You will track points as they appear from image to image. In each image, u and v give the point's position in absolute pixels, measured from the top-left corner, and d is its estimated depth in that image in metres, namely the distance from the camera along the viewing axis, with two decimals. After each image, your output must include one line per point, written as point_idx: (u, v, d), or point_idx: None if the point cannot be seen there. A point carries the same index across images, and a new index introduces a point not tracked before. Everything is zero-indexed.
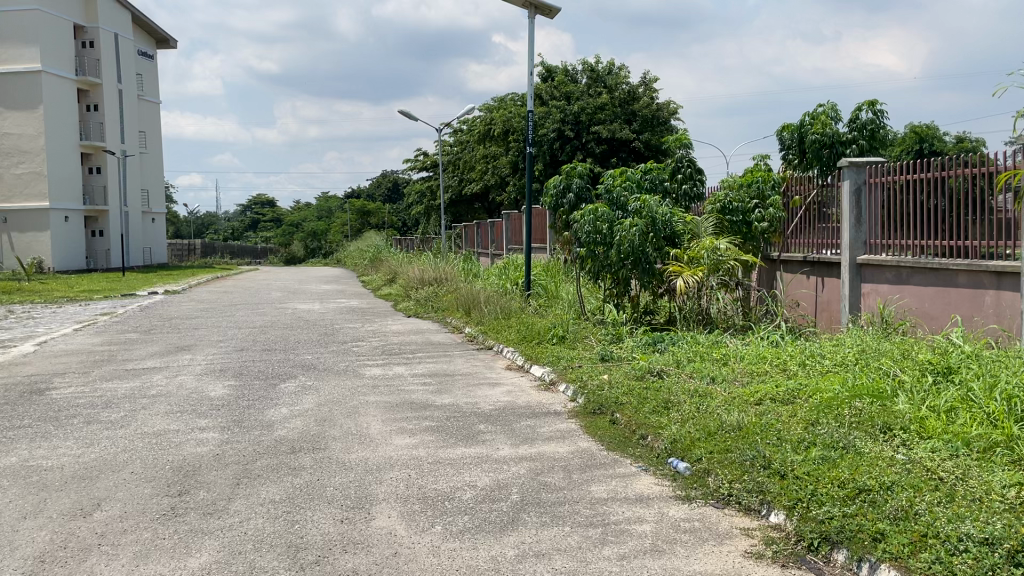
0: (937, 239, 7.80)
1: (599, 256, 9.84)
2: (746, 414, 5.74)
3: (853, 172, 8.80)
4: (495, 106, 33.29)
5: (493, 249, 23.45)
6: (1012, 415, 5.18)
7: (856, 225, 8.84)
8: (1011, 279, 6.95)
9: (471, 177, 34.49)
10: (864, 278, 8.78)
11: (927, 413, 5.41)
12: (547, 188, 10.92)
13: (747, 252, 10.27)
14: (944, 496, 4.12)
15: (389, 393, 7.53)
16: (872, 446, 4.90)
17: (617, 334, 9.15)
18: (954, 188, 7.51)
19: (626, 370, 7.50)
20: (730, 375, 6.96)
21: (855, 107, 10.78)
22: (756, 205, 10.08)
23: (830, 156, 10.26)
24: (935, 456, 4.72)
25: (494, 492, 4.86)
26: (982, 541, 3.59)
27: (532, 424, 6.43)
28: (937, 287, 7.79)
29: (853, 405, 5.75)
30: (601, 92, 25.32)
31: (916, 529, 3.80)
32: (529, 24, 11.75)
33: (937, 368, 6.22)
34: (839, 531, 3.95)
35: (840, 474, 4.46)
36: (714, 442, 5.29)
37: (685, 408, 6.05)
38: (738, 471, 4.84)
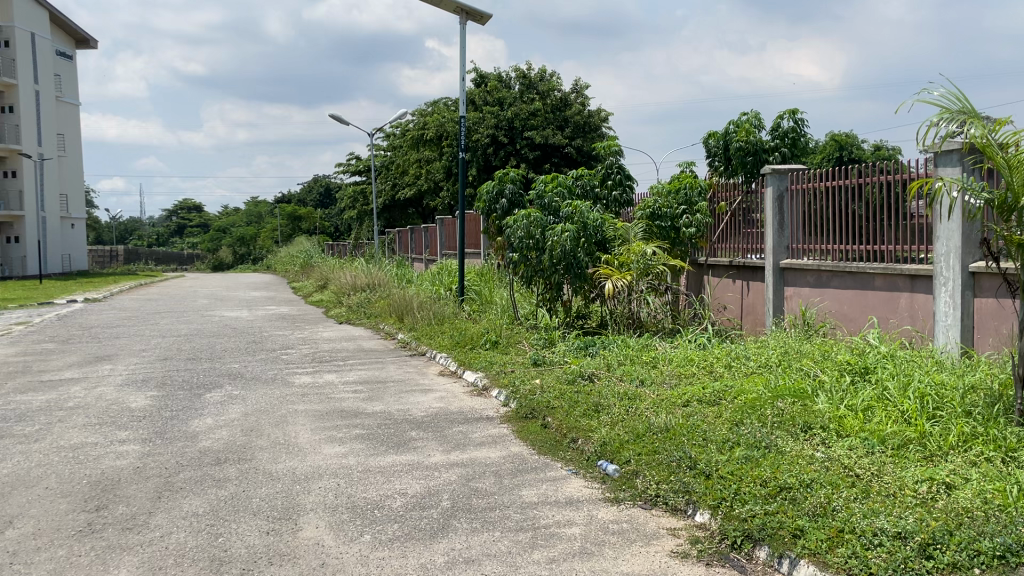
0: (856, 243, 8.08)
1: (531, 261, 9.91)
2: (673, 416, 5.85)
3: (777, 178, 9.02)
4: (428, 110, 33.17)
5: (426, 254, 23.37)
6: (924, 412, 5.41)
7: (779, 231, 9.09)
8: (924, 282, 7.25)
9: (403, 182, 34.32)
10: (787, 282, 9.06)
11: (845, 412, 5.59)
12: (480, 193, 10.90)
13: (676, 256, 10.47)
14: (860, 492, 4.27)
15: (319, 401, 7.43)
16: (792, 446, 5.04)
17: (549, 338, 9.21)
18: (871, 194, 7.79)
19: (557, 374, 7.54)
20: (659, 378, 7.08)
21: (776, 116, 11.06)
22: (684, 211, 10.19)
23: (754, 162, 10.50)
24: (852, 453, 4.89)
25: (424, 499, 4.83)
26: (895, 535, 3.74)
27: (464, 429, 6.43)
28: (856, 290, 8.08)
29: (775, 405, 5.91)
30: (535, 98, 25.44)
31: (833, 525, 3.93)
32: (461, 30, 11.75)
33: (855, 368, 6.45)
34: (761, 529, 4.05)
35: (761, 473, 4.59)
36: (642, 444, 5.39)
37: (615, 411, 6.14)
38: (665, 472, 4.93)
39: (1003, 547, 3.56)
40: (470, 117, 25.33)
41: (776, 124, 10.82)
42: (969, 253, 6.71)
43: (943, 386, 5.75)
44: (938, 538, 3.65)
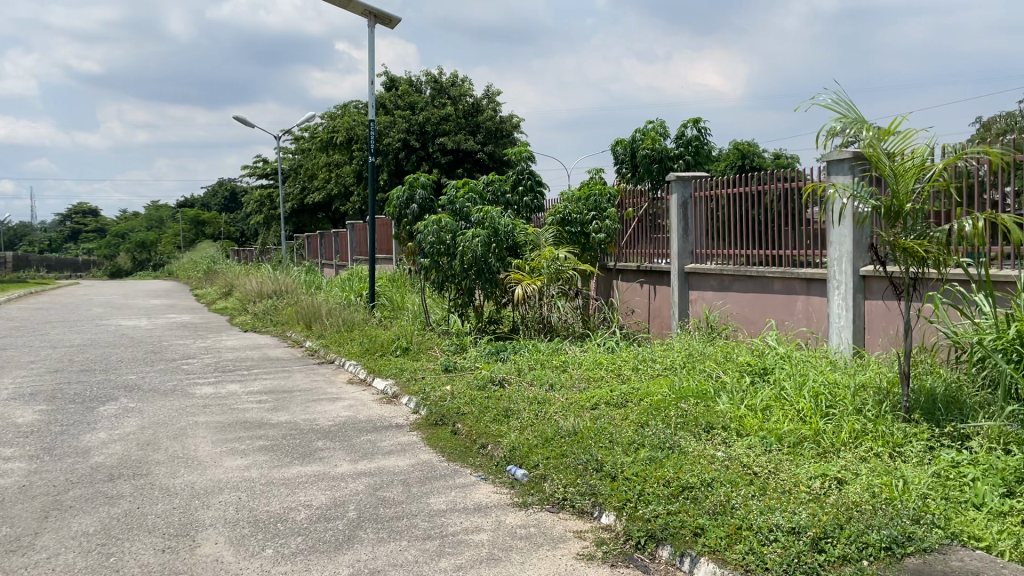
0: (756, 248, 8.36)
1: (443, 267, 9.90)
2: (582, 419, 5.91)
3: (680, 185, 9.25)
4: (338, 113, 32.67)
5: (336, 259, 23.00)
6: (818, 410, 5.64)
7: (683, 236, 9.33)
8: (819, 285, 7.57)
9: (312, 186, 33.70)
10: (692, 286, 9.31)
11: (745, 412, 5.78)
12: (390, 198, 10.80)
13: (586, 262, 10.61)
14: (757, 489, 4.41)
15: (221, 412, 7.20)
16: (694, 445, 5.18)
17: (461, 344, 9.18)
18: (770, 201, 8.07)
19: (468, 381, 7.51)
20: (569, 382, 7.15)
21: (680, 125, 11.34)
22: (594, 217, 10.35)
23: (659, 170, 10.75)
24: (751, 451, 5.05)
25: (330, 510, 4.74)
26: (789, 530, 3.89)
27: (372, 438, 6.33)
28: (755, 293, 8.38)
29: (679, 406, 6.06)
30: (446, 103, 25.33)
31: (732, 521, 4.05)
32: (369, 33, 11.62)
33: (754, 369, 6.69)
34: (663, 528, 4.14)
35: (664, 474, 4.69)
36: (550, 448, 5.43)
37: (524, 415, 6.17)
38: (573, 475, 4.97)
39: (889, 539, 3.76)
40: (380, 121, 25.06)
41: (680, 133, 11.09)
42: (859, 258, 7.03)
43: (836, 384, 6.01)
44: (829, 532, 3.82)
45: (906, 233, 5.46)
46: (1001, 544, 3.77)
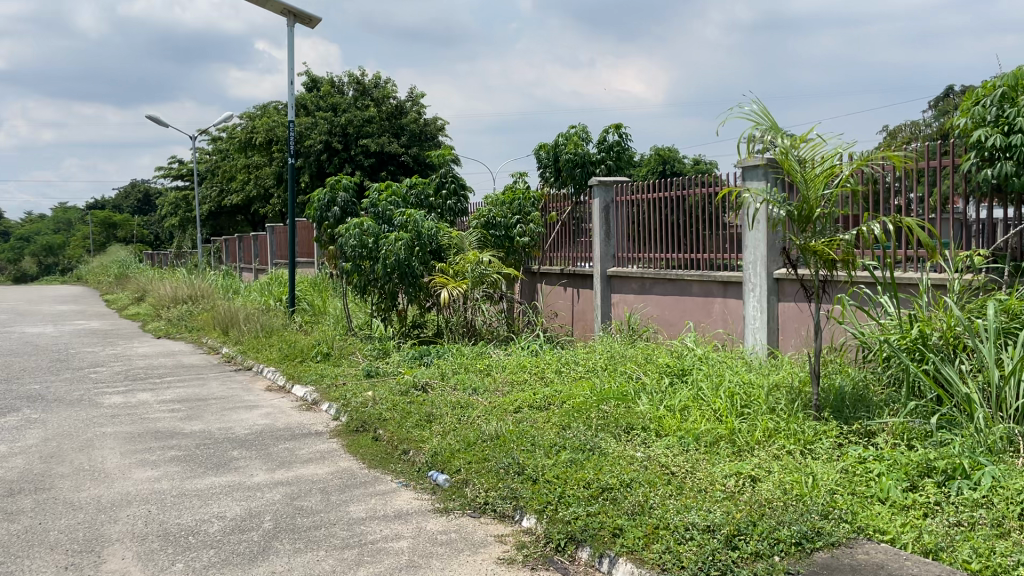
0: (676, 251, 8.53)
1: (365, 271, 9.79)
2: (504, 423, 5.91)
3: (603, 190, 9.36)
4: (258, 113, 31.97)
5: (256, 263, 22.47)
6: (734, 410, 5.78)
7: (606, 240, 9.46)
8: (735, 288, 7.78)
9: (230, 188, 32.82)
10: (614, 289, 9.46)
11: (664, 412, 5.89)
12: (311, 201, 10.60)
13: (510, 265, 10.63)
14: (674, 489, 4.48)
15: (131, 422, 6.94)
16: (614, 446, 5.25)
17: (384, 349, 9.09)
18: (689, 206, 8.24)
19: (390, 386, 7.42)
20: (492, 386, 7.14)
21: (602, 130, 11.45)
22: (518, 221, 10.40)
23: (581, 174, 10.75)
24: (669, 451, 5.14)
25: (244, 522, 4.61)
26: (704, 528, 3.97)
27: (291, 446, 6.20)
28: (675, 296, 8.56)
29: (600, 408, 6.12)
30: (369, 105, 25.01)
31: (649, 521, 4.11)
32: (288, 33, 11.40)
33: (673, 370, 6.83)
34: (583, 530, 4.17)
35: (585, 476, 4.72)
36: (473, 452, 5.41)
37: (447, 420, 6.13)
38: (495, 479, 4.96)
39: (799, 534, 3.88)
40: (301, 122, 24.60)
41: (602, 138, 11.18)
42: (772, 261, 7.24)
43: (751, 384, 6.18)
44: (743, 529, 3.92)
45: (815, 236, 5.64)
46: (904, 536, 3.93)
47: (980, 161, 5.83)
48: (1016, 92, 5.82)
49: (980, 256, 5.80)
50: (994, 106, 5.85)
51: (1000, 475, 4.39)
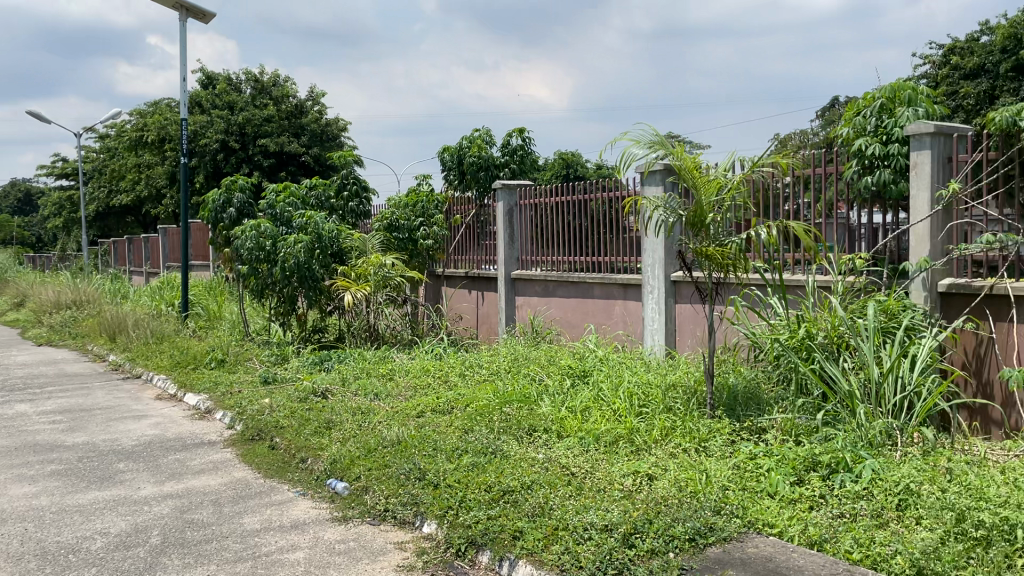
0: (578, 255, 8.65)
1: (262, 274, 9.52)
2: (406, 429, 5.83)
3: (506, 193, 9.41)
4: (149, 111, 30.68)
5: (147, 266, 21.55)
6: (632, 410, 5.89)
7: (509, 243, 9.50)
8: (635, 291, 7.94)
9: (119, 188, 31.36)
10: (518, 292, 9.52)
11: (567, 414, 5.95)
12: (205, 201, 10.24)
13: (414, 268, 10.54)
14: (574, 490, 4.53)
15: (6, 436, 6.52)
16: (516, 449, 5.26)
17: (282, 354, 8.86)
18: (591, 210, 8.37)
19: (288, 393, 7.23)
20: (394, 391, 7.05)
21: (505, 134, 11.49)
22: (421, 223, 10.31)
23: (486, 178, 10.70)
24: (569, 452, 5.19)
25: (129, 537, 4.40)
26: (603, 527, 4.02)
27: (181, 457, 5.96)
28: (577, 298, 8.68)
29: (502, 411, 6.12)
30: (267, 104, 24.32)
31: (549, 523, 4.13)
32: (182, 28, 10.99)
33: (575, 372, 6.92)
34: (484, 533, 4.16)
35: (486, 479, 4.72)
36: (373, 459, 5.32)
37: (347, 427, 6.02)
38: (395, 485, 4.89)
39: (693, 531, 3.98)
40: (195, 120, 23.71)
41: (506, 143, 11.19)
42: (670, 264, 7.44)
43: (649, 384, 6.32)
44: (639, 527, 3.99)
45: (707, 242, 5.81)
46: (791, 529, 4.08)
47: (861, 169, 6.13)
48: (893, 104, 6.22)
49: (861, 259, 6.09)
50: (874, 117, 6.20)
51: (879, 467, 4.62)
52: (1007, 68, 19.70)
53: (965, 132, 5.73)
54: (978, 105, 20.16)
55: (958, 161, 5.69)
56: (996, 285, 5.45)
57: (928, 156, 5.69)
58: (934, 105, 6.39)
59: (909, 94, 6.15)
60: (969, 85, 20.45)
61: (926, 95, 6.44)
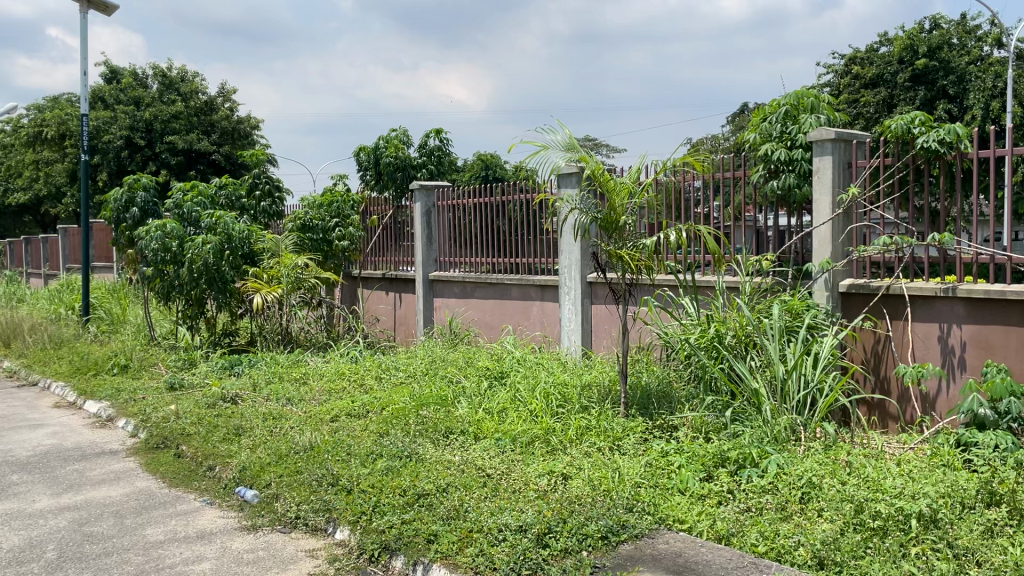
0: (496, 256, 8.66)
1: (169, 276, 9.19)
2: (319, 433, 5.71)
3: (424, 194, 9.35)
4: (47, 106, 29.27)
5: (46, 267, 20.53)
6: (549, 410, 5.93)
7: (427, 243, 9.45)
8: (552, 292, 8.00)
9: (15, 185, 29.79)
10: (435, 293, 9.47)
11: (484, 415, 5.95)
12: (107, 200, 9.83)
13: (329, 270, 10.37)
14: (489, 491, 4.52)
15: None
16: (432, 452, 5.22)
17: (190, 359, 8.57)
18: (509, 212, 8.39)
19: (196, 399, 7.00)
20: (308, 395, 6.91)
21: (423, 135, 11.36)
22: (336, 224, 10.14)
23: (403, 178, 10.38)
24: (485, 454, 5.18)
25: (22, 553, 4.18)
26: (517, 528, 4.02)
27: (80, 468, 5.69)
28: (495, 299, 8.69)
29: (418, 414, 6.06)
30: (176, 99, 23.48)
31: (463, 525, 4.11)
32: (82, 19, 10.53)
33: (493, 373, 6.93)
34: (397, 538, 4.11)
35: (401, 483, 4.67)
36: (283, 465, 5.19)
37: (257, 433, 5.85)
38: (307, 492, 4.78)
39: (606, 528, 4.03)
40: (98, 115, 22.73)
41: (424, 144, 11.05)
42: (586, 265, 7.52)
43: (565, 384, 6.38)
44: (553, 527, 4.01)
45: (619, 242, 5.91)
46: (700, 524, 4.18)
47: (767, 173, 6.35)
48: (797, 110, 6.45)
49: (767, 260, 6.28)
50: (779, 123, 6.41)
51: (784, 462, 4.78)
52: (904, 77, 20.74)
53: (863, 139, 5.99)
54: (878, 113, 21.17)
55: (857, 166, 5.95)
56: (893, 285, 5.69)
57: (830, 161, 5.91)
58: (835, 112, 6.64)
59: (812, 102, 6.36)
60: (869, 94, 21.44)
61: (828, 103, 6.69)
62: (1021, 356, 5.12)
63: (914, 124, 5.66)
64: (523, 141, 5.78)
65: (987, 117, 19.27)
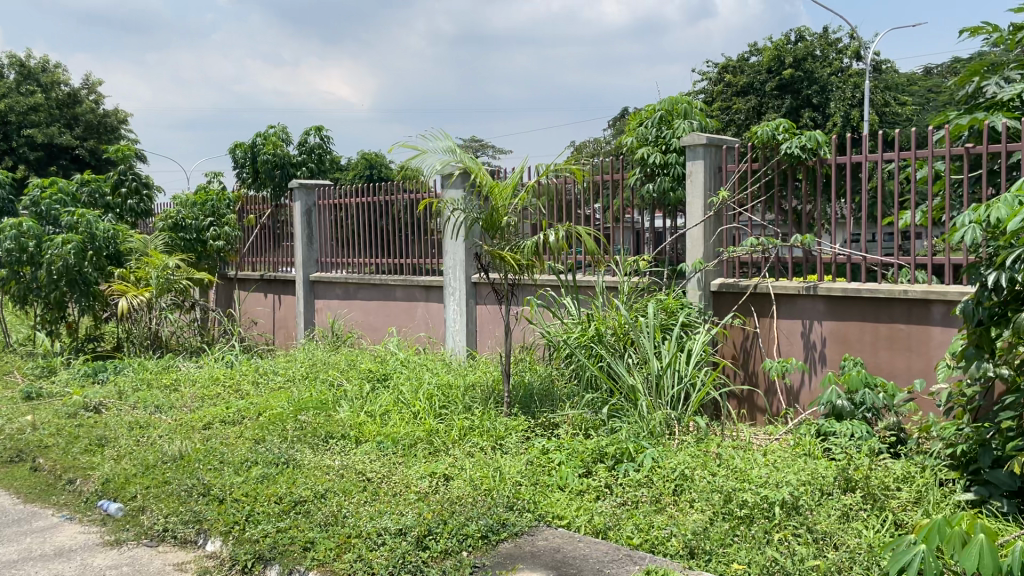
0: (380, 257, 8.56)
1: (25, 278, 8.62)
2: (190, 442, 5.48)
3: (304, 193, 9.17)
4: None
5: None
6: (432, 411, 5.91)
7: (308, 243, 9.26)
8: (436, 292, 7.97)
9: None
10: (317, 294, 9.28)
11: (365, 419, 5.87)
12: None
13: (204, 271, 10.00)
14: (369, 495, 4.46)
15: None
16: (310, 457, 5.11)
17: (50, 367, 8.06)
18: (392, 211, 8.32)
19: (55, 408, 6.58)
20: (179, 402, 6.63)
21: (303, 132, 11.13)
22: (211, 223, 9.75)
23: (283, 176, 9.99)
24: (366, 457, 5.10)
25: None
26: (397, 532, 3.98)
27: None
28: (379, 301, 8.59)
29: (297, 419, 5.91)
30: (35, 90, 22.02)
31: (342, 531, 4.04)
32: None
33: (375, 375, 6.85)
34: (272, 547, 3.98)
35: (276, 491, 4.53)
36: (150, 476, 4.95)
37: (122, 443, 5.57)
38: (176, 503, 4.57)
39: (486, 528, 4.05)
40: None
41: (304, 141, 10.75)
42: (470, 265, 7.54)
43: (448, 385, 6.37)
44: (433, 529, 3.99)
45: (502, 243, 5.95)
46: (578, 519, 4.25)
47: (644, 176, 6.56)
48: (671, 116, 6.70)
49: (644, 261, 6.47)
50: (655, 128, 6.66)
51: (658, 456, 4.93)
52: (772, 86, 21.84)
53: (732, 145, 6.26)
54: (748, 120, 22.24)
55: (727, 171, 6.23)
56: (760, 284, 5.98)
57: (702, 165, 6.15)
58: (707, 119, 6.91)
59: (685, 107, 6.62)
60: (740, 101, 22.45)
61: (700, 111, 6.97)
62: (874, 349, 5.47)
63: (779, 130, 5.99)
64: (404, 144, 5.79)
65: (846, 125, 20.62)
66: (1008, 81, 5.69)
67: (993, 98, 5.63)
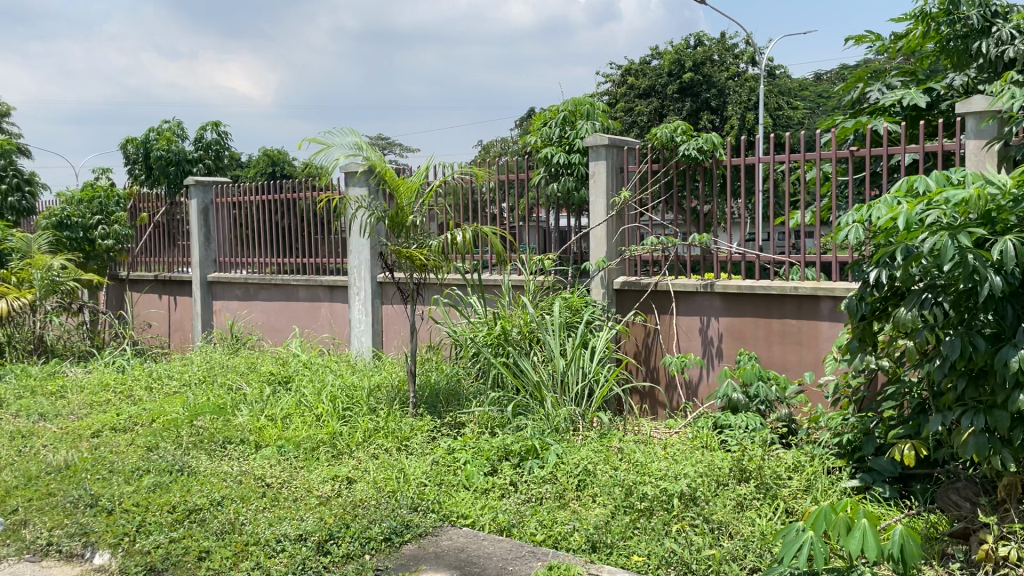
0: (282, 256, 8.36)
1: None
2: (77, 452, 5.23)
3: (200, 190, 8.86)
4: None
5: None
6: (335, 413, 5.82)
7: (205, 243, 8.96)
8: (340, 292, 7.84)
9: None
10: (216, 295, 9.00)
11: (265, 423, 5.72)
12: None
13: (93, 271, 9.55)
14: (268, 501, 4.35)
15: None
16: (205, 464, 4.95)
17: None
18: (295, 210, 8.14)
19: None
20: (65, 410, 6.30)
21: (199, 127, 10.82)
22: (99, 221, 9.32)
23: (177, 173, 9.83)
24: (265, 463, 4.97)
25: None
26: (296, 537, 3.90)
27: None
28: (281, 301, 8.39)
29: (193, 425, 5.70)
30: None
31: (239, 539, 3.92)
32: None
33: (278, 377, 6.70)
34: (165, 558, 3.82)
35: (170, 499, 4.37)
36: (33, 488, 4.69)
37: (2, 454, 5.26)
38: (61, 516, 4.34)
39: (389, 530, 4.01)
40: None
41: (200, 136, 10.47)
42: (374, 264, 7.45)
43: (352, 386, 6.28)
44: (334, 533, 3.92)
45: (407, 242, 5.90)
46: (482, 518, 4.26)
47: (549, 176, 6.62)
48: (574, 116, 6.74)
49: (548, 260, 6.54)
50: (558, 127, 6.71)
51: (562, 452, 5.01)
52: (673, 89, 22.43)
53: (633, 146, 6.37)
54: (650, 122, 22.80)
55: (628, 171, 6.35)
56: (660, 282, 6.13)
57: (604, 165, 6.23)
58: (609, 120, 7.01)
59: (588, 108, 6.70)
60: (642, 103, 22.94)
61: (603, 111, 7.05)
62: (767, 343, 5.69)
63: (677, 132, 6.14)
64: (308, 138, 5.58)
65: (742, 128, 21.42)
66: (890, 88, 6.02)
67: (876, 103, 5.94)
